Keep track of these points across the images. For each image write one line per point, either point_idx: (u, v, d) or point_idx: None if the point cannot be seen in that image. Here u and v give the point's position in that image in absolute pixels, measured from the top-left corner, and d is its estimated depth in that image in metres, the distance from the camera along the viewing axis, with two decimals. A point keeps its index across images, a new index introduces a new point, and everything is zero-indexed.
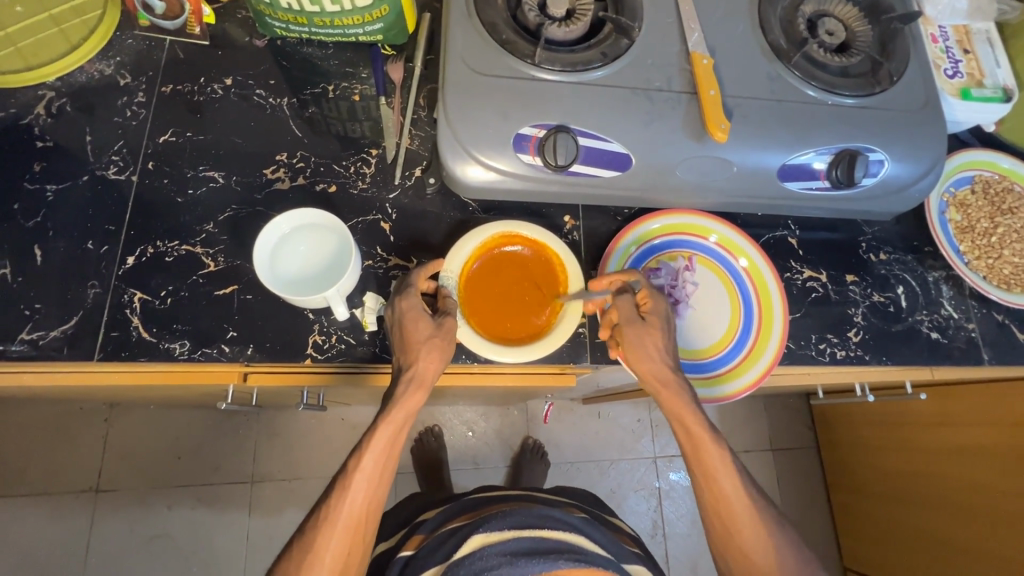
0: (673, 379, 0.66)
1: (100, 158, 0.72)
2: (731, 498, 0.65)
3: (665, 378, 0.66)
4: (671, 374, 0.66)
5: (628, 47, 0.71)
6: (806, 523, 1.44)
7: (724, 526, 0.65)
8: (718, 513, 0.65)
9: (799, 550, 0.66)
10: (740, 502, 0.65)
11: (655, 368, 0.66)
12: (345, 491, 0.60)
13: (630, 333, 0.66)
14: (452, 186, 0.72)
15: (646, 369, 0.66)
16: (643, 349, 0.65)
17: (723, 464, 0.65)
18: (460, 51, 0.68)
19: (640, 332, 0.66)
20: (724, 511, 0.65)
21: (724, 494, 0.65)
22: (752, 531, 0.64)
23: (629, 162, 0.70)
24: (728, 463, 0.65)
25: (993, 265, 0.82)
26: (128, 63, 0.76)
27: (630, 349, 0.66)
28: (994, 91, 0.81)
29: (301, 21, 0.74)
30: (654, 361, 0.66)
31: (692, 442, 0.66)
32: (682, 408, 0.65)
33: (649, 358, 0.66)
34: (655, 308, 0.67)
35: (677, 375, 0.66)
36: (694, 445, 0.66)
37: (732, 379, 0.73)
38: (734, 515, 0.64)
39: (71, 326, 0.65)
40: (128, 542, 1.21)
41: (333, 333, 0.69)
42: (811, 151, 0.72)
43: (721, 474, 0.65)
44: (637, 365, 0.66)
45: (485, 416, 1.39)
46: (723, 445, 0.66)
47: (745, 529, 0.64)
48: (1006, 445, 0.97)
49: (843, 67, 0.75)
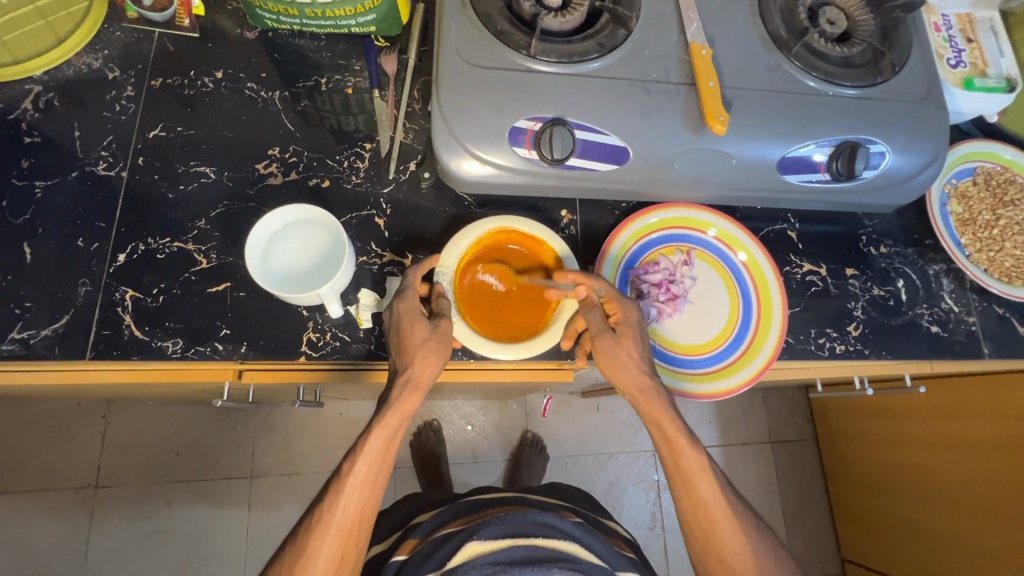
0: (650, 386, 0.65)
1: (89, 154, 0.71)
2: (709, 505, 0.64)
3: (641, 385, 0.65)
4: (649, 381, 0.65)
5: (625, 38, 0.70)
6: (803, 513, 1.45)
7: (702, 530, 0.65)
8: (696, 518, 0.65)
9: (779, 557, 0.65)
10: (719, 508, 0.64)
11: (632, 376, 0.65)
12: (338, 496, 0.60)
13: (602, 345, 0.65)
14: (446, 181, 0.71)
15: (622, 377, 0.65)
16: (618, 358, 0.65)
17: (702, 470, 0.65)
18: (454, 43, 0.67)
19: (612, 343, 0.65)
20: (702, 516, 0.64)
21: (703, 500, 0.64)
22: (731, 535, 0.64)
23: (626, 155, 0.69)
24: (706, 470, 0.65)
25: (994, 258, 0.81)
26: (117, 57, 0.75)
27: (604, 360, 0.65)
28: (998, 80, 0.79)
29: (292, 12, 0.72)
30: (632, 369, 0.65)
31: (670, 448, 0.66)
32: (659, 415, 0.65)
33: (626, 366, 0.65)
34: (624, 318, 0.67)
35: (656, 382, 0.66)
36: (672, 450, 0.66)
37: (748, 360, 0.73)
38: (713, 520, 0.64)
39: (62, 325, 0.65)
40: (128, 539, 1.21)
41: (327, 330, 0.69)
42: (811, 143, 0.71)
43: (700, 480, 0.65)
44: (612, 374, 0.66)
45: (483, 410, 1.39)
46: (701, 451, 0.66)
47: (723, 532, 0.64)
48: (1005, 437, 0.97)
49: (845, 57, 0.73)
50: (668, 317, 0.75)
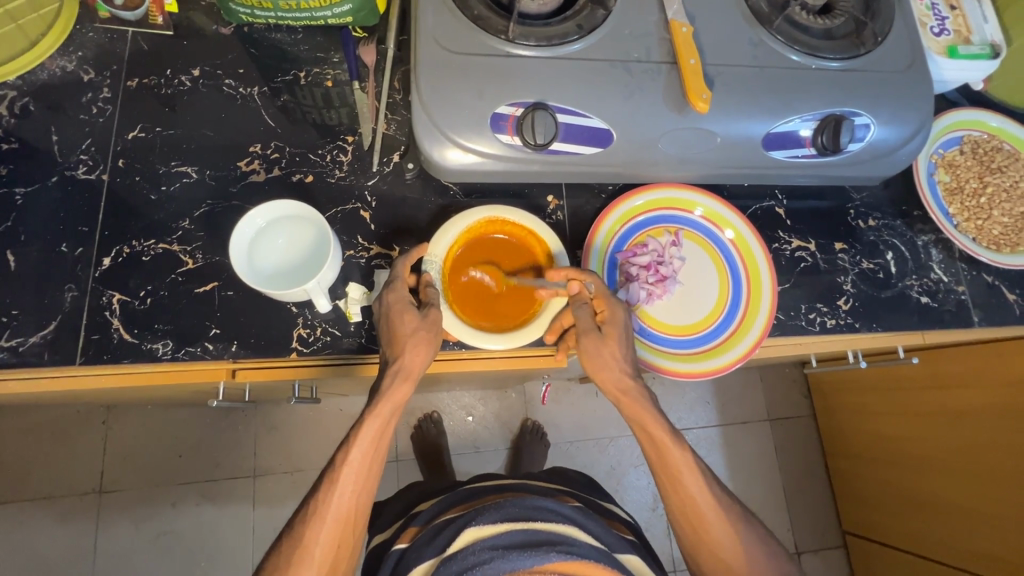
0: (633, 387, 0.65)
1: (67, 158, 0.70)
2: (698, 501, 0.64)
3: (624, 386, 0.65)
4: (631, 383, 0.65)
5: (604, 18, 0.69)
6: (803, 488, 1.46)
7: (691, 526, 0.65)
8: (685, 516, 0.65)
9: (769, 547, 0.65)
10: (707, 504, 0.64)
11: (614, 377, 0.65)
12: (334, 485, 0.60)
13: (589, 344, 0.64)
14: (431, 171, 0.70)
15: (605, 377, 0.65)
16: (601, 359, 0.65)
17: (688, 467, 0.65)
18: (431, 31, 0.66)
19: (597, 344, 0.64)
20: (690, 512, 0.65)
21: (690, 496, 0.65)
22: (720, 530, 0.64)
23: (610, 138, 0.68)
24: (693, 467, 0.65)
25: (982, 226, 0.82)
26: (91, 58, 0.74)
27: (588, 360, 0.65)
28: (982, 47, 0.78)
29: (266, 6, 0.72)
30: (614, 370, 0.65)
31: (655, 446, 0.66)
32: (642, 414, 0.66)
33: (608, 367, 0.65)
34: (612, 317, 0.65)
35: (639, 382, 0.66)
36: (657, 449, 0.66)
37: (748, 329, 0.73)
38: (701, 515, 0.64)
39: (50, 331, 0.65)
40: (135, 541, 1.22)
41: (317, 325, 0.68)
42: (795, 118, 0.70)
43: (686, 476, 0.65)
44: (595, 372, 0.66)
45: (483, 400, 1.39)
46: (686, 448, 0.66)
47: (712, 528, 0.64)
48: (1002, 403, 0.97)
49: (826, 29, 0.73)
50: (659, 299, 0.74)
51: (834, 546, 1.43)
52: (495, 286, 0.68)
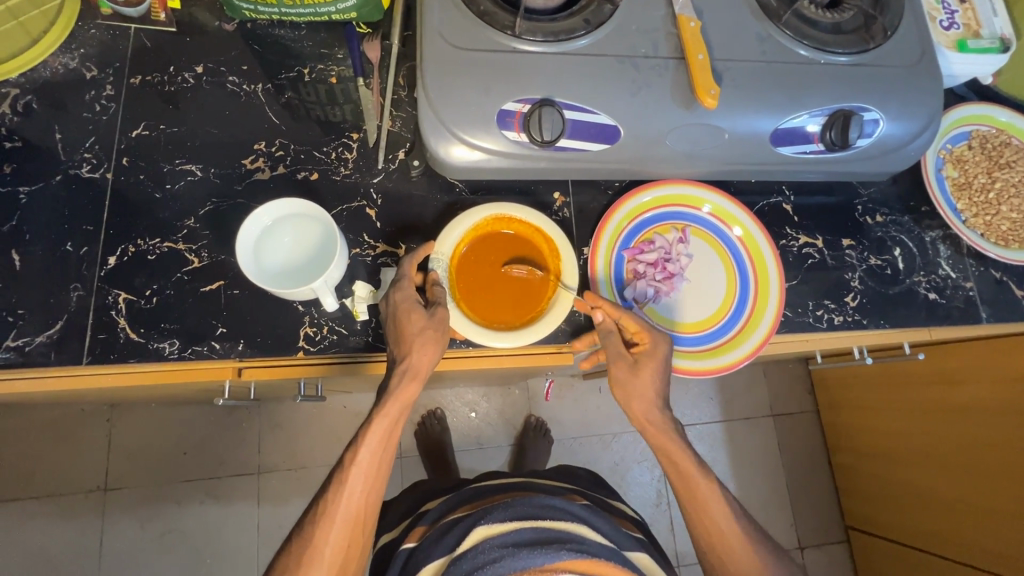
0: (660, 416, 0.67)
1: (71, 156, 0.70)
2: (723, 529, 0.65)
3: (652, 415, 0.67)
4: (659, 412, 0.67)
5: (610, 13, 0.69)
6: (806, 482, 1.46)
7: (715, 552, 0.65)
8: (711, 543, 0.65)
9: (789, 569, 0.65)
10: (732, 530, 0.65)
11: (643, 406, 0.67)
12: (343, 485, 0.60)
13: (618, 372, 0.66)
14: (437, 169, 0.70)
15: (633, 406, 0.67)
16: (632, 388, 0.66)
17: (713, 494, 0.66)
18: (437, 26, 0.66)
19: (628, 374, 0.66)
20: (715, 539, 0.65)
21: (715, 523, 0.65)
22: (744, 555, 0.64)
23: (617, 134, 0.68)
24: (718, 494, 0.66)
25: (990, 221, 0.81)
26: (93, 55, 0.73)
27: (618, 387, 0.67)
28: (992, 41, 0.78)
29: (269, 2, 0.71)
30: (643, 399, 0.66)
31: (679, 473, 0.67)
32: (668, 443, 0.67)
33: (638, 396, 0.66)
34: (648, 351, 0.66)
35: (665, 412, 0.67)
36: (682, 477, 0.67)
37: (756, 325, 0.73)
38: (726, 541, 0.65)
39: (56, 331, 0.64)
40: (140, 539, 1.22)
41: (324, 324, 0.68)
42: (804, 114, 0.70)
43: (711, 503, 0.65)
44: (624, 399, 0.67)
45: (486, 396, 1.39)
46: (710, 474, 0.67)
47: (736, 553, 0.64)
48: (1007, 400, 0.97)
49: (835, 23, 0.72)
50: (666, 296, 0.74)
51: (837, 541, 1.44)
52: (504, 284, 0.68)
